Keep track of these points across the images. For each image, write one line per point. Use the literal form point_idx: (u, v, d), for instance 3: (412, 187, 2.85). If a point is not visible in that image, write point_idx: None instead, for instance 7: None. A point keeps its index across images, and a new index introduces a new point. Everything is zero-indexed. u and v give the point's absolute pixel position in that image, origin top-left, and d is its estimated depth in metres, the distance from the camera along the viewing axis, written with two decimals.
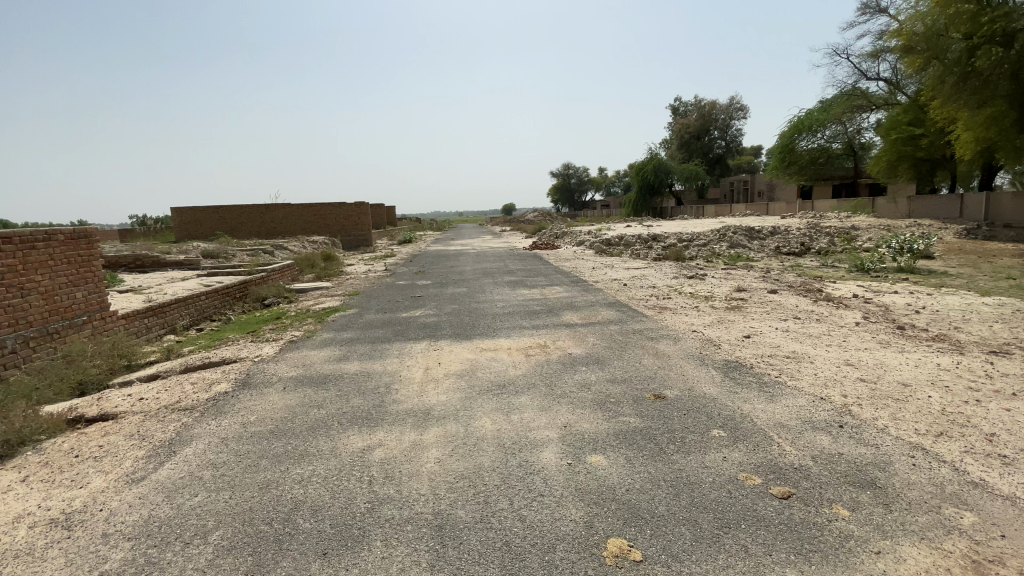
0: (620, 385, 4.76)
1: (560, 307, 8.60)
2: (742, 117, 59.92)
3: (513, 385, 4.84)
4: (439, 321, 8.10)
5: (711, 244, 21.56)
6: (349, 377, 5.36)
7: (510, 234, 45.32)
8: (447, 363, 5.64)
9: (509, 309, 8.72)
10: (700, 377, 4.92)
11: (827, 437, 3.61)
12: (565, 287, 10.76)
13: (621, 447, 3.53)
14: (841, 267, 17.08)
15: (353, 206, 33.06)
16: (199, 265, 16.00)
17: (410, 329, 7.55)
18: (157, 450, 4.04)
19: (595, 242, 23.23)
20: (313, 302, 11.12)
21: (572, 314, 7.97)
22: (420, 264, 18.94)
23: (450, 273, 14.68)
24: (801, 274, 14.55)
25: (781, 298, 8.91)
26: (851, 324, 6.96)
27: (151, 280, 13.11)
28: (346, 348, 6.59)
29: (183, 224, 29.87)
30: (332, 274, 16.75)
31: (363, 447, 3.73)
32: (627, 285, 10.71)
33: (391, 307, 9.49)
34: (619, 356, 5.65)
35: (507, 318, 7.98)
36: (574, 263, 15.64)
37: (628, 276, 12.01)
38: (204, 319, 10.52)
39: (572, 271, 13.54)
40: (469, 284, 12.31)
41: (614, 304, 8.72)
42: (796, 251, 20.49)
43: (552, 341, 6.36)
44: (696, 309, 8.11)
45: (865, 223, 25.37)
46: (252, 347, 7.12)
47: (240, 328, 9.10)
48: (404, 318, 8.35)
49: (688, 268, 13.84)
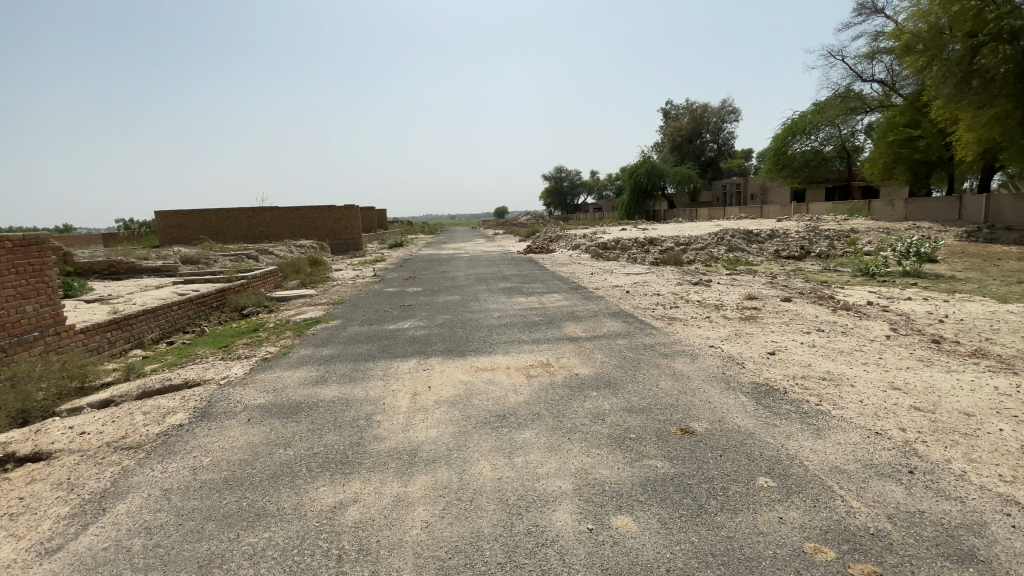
0: (639, 415, 4.10)
1: (561, 317, 7.94)
2: (734, 120, 59.90)
3: (514, 416, 4.17)
4: (430, 334, 7.40)
5: (709, 248, 21.04)
6: (324, 406, 4.67)
7: (502, 237, 44.65)
8: (438, 387, 4.95)
9: (506, 320, 8.06)
10: (728, 405, 4.28)
11: (898, 489, 2.98)
12: (564, 295, 10.11)
13: (651, 505, 2.87)
14: (845, 271, 16.60)
15: (342, 210, 32.26)
16: (177, 272, 15.20)
17: (397, 344, 6.85)
18: (84, 506, 3.33)
19: (591, 246, 22.65)
20: (295, 312, 10.38)
21: (575, 326, 7.32)
22: (411, 269, 18.21)
23: (442, 279, 13.97)
24: (806, 279, 14.02)
25: (796, 306, 8.32)
26: (881, 337, 6.36)
27: (123, 289, 12.31)
28: (324, 368, 5.88)
29: (167, 228, 28.95)
30: (318, 281, 15.98)
31: (334, 503, 3.05)
32: (630, 293, 10.08)
33: (378, 318, 8.77)
34: (633, 378, 4.99)
35: (503, 331, 7.31)
36: (572, 268, 15.01)
37: (629, 282, 11.40)
38: (175, 331, 9.77)
39: (570, 277, 12.91)
40: (463, 291, 11.62)
41: (619, 314, 8.08)
42: (796, 254, 20.03)
43: (556, 359, 5.70)
44: (708, 320, 7.49)
45: (864, 226, 25.02)
46: (219, 367, 6.38)
47: (212, 343, 8.36)
48: (392, 331, 7.65)
49: (691, 274, 13.26)
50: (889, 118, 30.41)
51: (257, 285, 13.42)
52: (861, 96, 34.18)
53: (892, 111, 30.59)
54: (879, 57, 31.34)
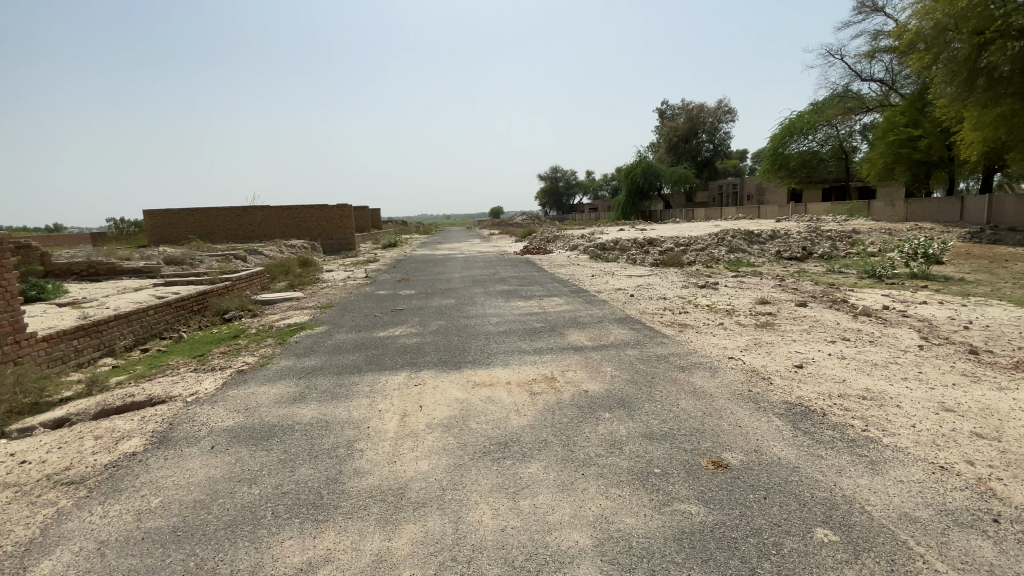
0: (662, 444, 3.57)
1: (564, 324, 7.40)
2: (730, 120, 59.67)
3: (518, 444, 3.61)
4: (423, 342, 6.84)
5: (710, 248, 20.56)
6: (301, 430, 4.09)
7: (497, 238, 44.05)
8: (430, 407, 4.40)
9: (505, 326, 7.50)
10: (762, 431, 3.75)
11: (988, 547, 2.48)
12: (565, 299, 9.58)
13: (692, 568, 2.34)
14: (851, 273, 16.17)
15: (334, 209, 31.57)
16: (159, 273, 14.52)
17: (387, 355, 6.28)
18: (2, 561, 2.73)
19: (589, 246, 22.13)
20: (279, 317, 9.77)
21: (580, 333, 6.77)
22: (404, 270, 17.61)
23: (435, 281, 13.40)
24: (814, 281, 13.56)
25: (814, 312, 7.82)
26: (914, 347, 5.87)
27: (98, 290, 11.62)
28: (304, 382, 5.30)
29: (155, 228, 28.19)
30: (307, 282, 15.36)
31: (305, 563, 2.50)
32: (635, 296, 9.55)
33: (368, 324, 8.19)
34: (650, 396, 4.45)
35: (502, 339, 6.75)
36: (571, 269, 14.49)
37: (633, 284, 10.89)
38: (150, 338, 9.14)
39: (570, 279, 12.38)
40: (458, 293, 11.06)
41: (627, 320, 7.55)
42: (798, 256, 19.61)
43: (561, 373, 5.16)
44: (723, 327, 6.96)
45: (865, 226, 24.66)
46: (189, 381, 5.77)
47: (188, 351, 7.75)
48: (381, 339, 7.07)
49: (696, 276, 12.75)
50: (889, 118, 30.14)
51: (242, 287, 12.79)
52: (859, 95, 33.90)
53: (892, 111, 30.31)
54: (879, 57, 31.06)
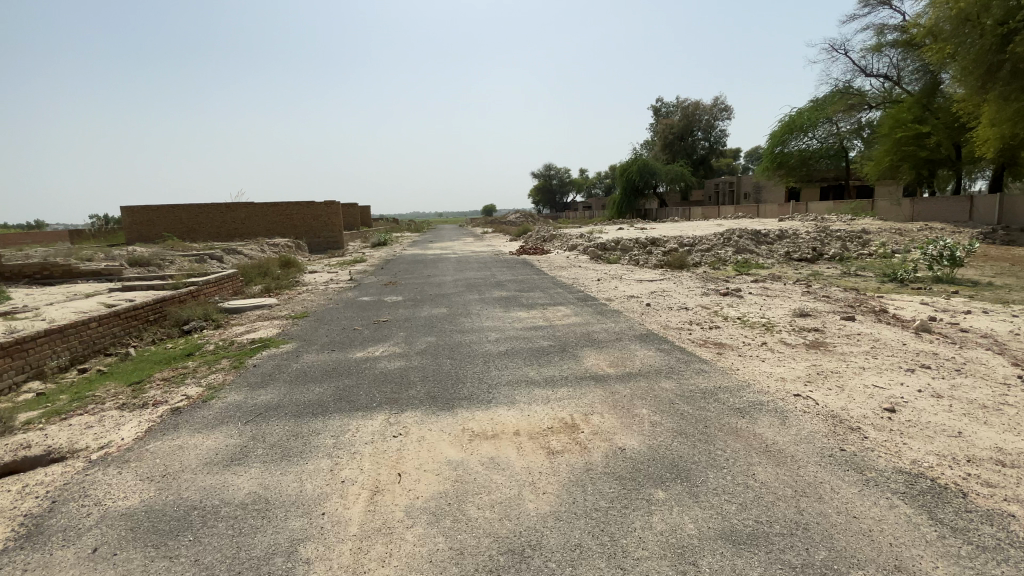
0: (759, 557, 2.39)
1: (578, 342, 6.23)
2: (726, 117, 58.74)
3: (541, 556, 2.43)
4: (408, 367, 5.62)
5: (716, 249, 19.50)
6: (229, 522, 2.89)
7: (490, 236, 42.58)
8: (412, 478, 3.20)
9: (506, 345, 6.31)
10: (892, 534, 2.60)
11: None
12: (573, 308, 8.38)
13: None
14: (869, 276, 15.15)
15: (321, 206, 30.17)
16: (121, 275, 13.19)
17: (362, 385, 5.05)
18: None
19: (590, 246, 21.01)
20: (245, 330, 8.48)
21: (599, 357, 5.58)
22: (393, 272, 16.35)
23: (426, 286, 12.16)
24: (836, 285, 12.49)
25: (866, 328, 6.67)
26: (1013, 378, 4.76)
27: (43, 297, 10.30)
28: (251, 431, 4.08)
29: (134, 225, 26.72)
30: (284, 286, 14.02)
31: None
32: (652, 305, 8.39)
33: (345, 340, 6.97)
34: (713, 461, 3.29)
35: (504, 363, 5.56)
36: (574, 272, 13.36)
37: (646, 291, 9.73)
38: (92, 356, 7.86)
39: (574, 284, 11.21)
40: (450, 301, 9.84)
41: (651, 337, 6.39)
42: (809, 257, 18.60)
43: (585, 418, 3.99)
44: (769, 349, 5.80)
45: (874, 226, 23.73)
46: (106, 427, 4.49)
47: (126, 376, 6.46)
48: (357, 363, 5.85)
49: (712, 280, 11.62)
50: (895, 114, 29.41)
51: (210, 293, 11.51)
52: (862, 92, 33.20)
53: (898, 108, 29.62)
54: (884, 52, 30.19)
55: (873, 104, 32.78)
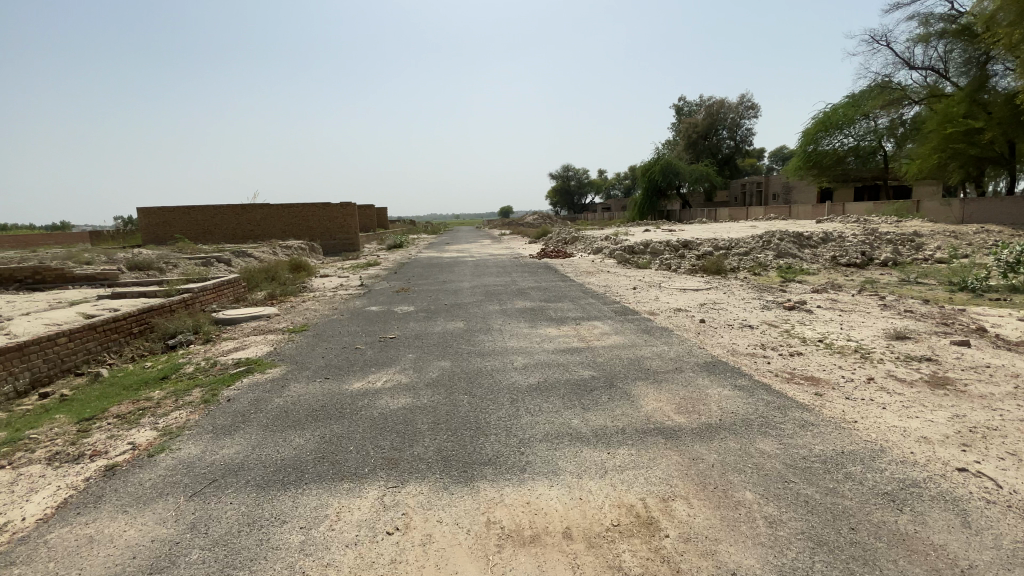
0: None
1: (628, 374, 4.96)
2: (753, 116, 56.72)
3: None
4: (416, 407, 4.41)
5: (754, 253, 18.03)
6: None
7: (510, 239, 41.43)
8: None
9: (536, 376, 5.05)
10: None
11: None
12: (613, 324, 7.14)
13: None
14: (934, 285, 13.56)
15: (338, 208, 29.38)
16: (117, 281, 12.33)
17: (355, 435, 3.85)
18: None
19: (616, 249, 19.70)
20: (234, 346, 7.39)
21: (660, 399, 4.28)
22: (406, 277, 15.26)
23: (442, 294, 11.01)
24: (905, 296, 11.01)
25: (991, 359, 5.30)
26: None
27: (27, 305, 9.44)
28: (191, 517, 2.93)
29: (150, 227, 26.19)
30: (290, 292, 13.02)
31: None
32: (707, 322, 7.11)
33: (342, 365, 5.80)
34: None
35: (536, 403, 4.31)
36: (605, 279, 12.10)
37: (693, 302, 8.46)
38: (59, 376, 6.87)
39: (607, 292, 9.96)
40: (469, 313, 8.67)
41: (720, 369, 5.07)
42: (858, 262, 17.04)
43: (667, 509, 2.74)
44: (883, 392, 4.44)
45: (925, 228, 21.88)
46: (15, 495, 3.40)
47: (83, 408, 5.39)
48: (353, 399, 4.66)
49: (765, 289, 10.26)
50: (943, 110, 27.41)
51: (207, 300, 10.52)
52: (904, 86, 31.18)
53: (945, 102, 27.61)
54: (931, 43, 28.23)
55: (916, 99, 30.76)
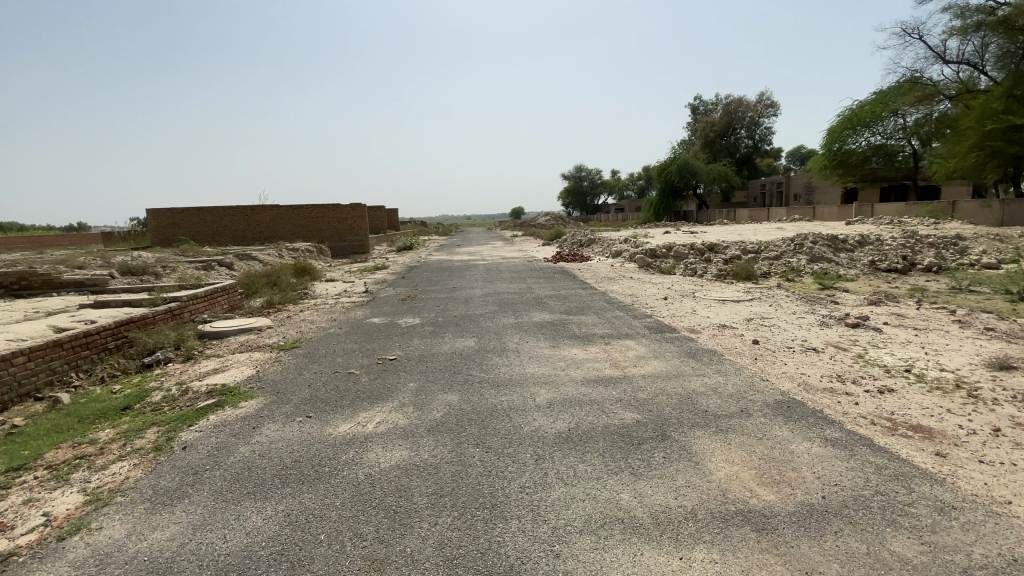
0: None
1: (682, 419, 3.95)
2: (772, 114, 55.11)
3: None
4: (412, 467, 3.38)
5: (785, 257, 16.86)
6: None
7: (522, 240, 40.42)
8: None
9: (565, 419, 4.03)
10: None
11: None
12: (648, 344, 6.14)
13: None
14: (991, 293, 12.30)
15: (348, 209, 28.63)
16: (107, 287, 11.59)
17: (329, 515, 2.87)
18: None
19: (637, 252, 18.66)
20: (215, 366, 6.52)
21: (733, 462, 3.28)
22: (415, 283, 14.32)
23: (451, 303, 10.05)
24: (967, 307, 9.84)
25: None
26: None
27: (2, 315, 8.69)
28: None
29: (159, 229, 25.71)
30: (290, 298, 12.17)
31: None
32: (762, 344, 6.06)
33: (330, 397, 4.83)
34: None
35: (571, 464, 3.29)
36: (631, 286, 11.09)
37: (737, 317, 7.42)
38: (15, 402, 6.01)
39: (635, 302, 8.94)
40: (481, 327, 7.69)
41: (799, 414, 4.03)
42: (899, 267, 15.79)
43: None
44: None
45: (969, 230, 20.38)
46: None
47: (22, 448, 4.53)
48: (332, 453, 3.65)
49: (813, 300, 9.16)
50: (983, 104, 25.80)
51: (197, 310, 9.66)
52: (937, 81, 29.56)
53: (983, 97, 25.96)
54: (970, 35, 26.60)
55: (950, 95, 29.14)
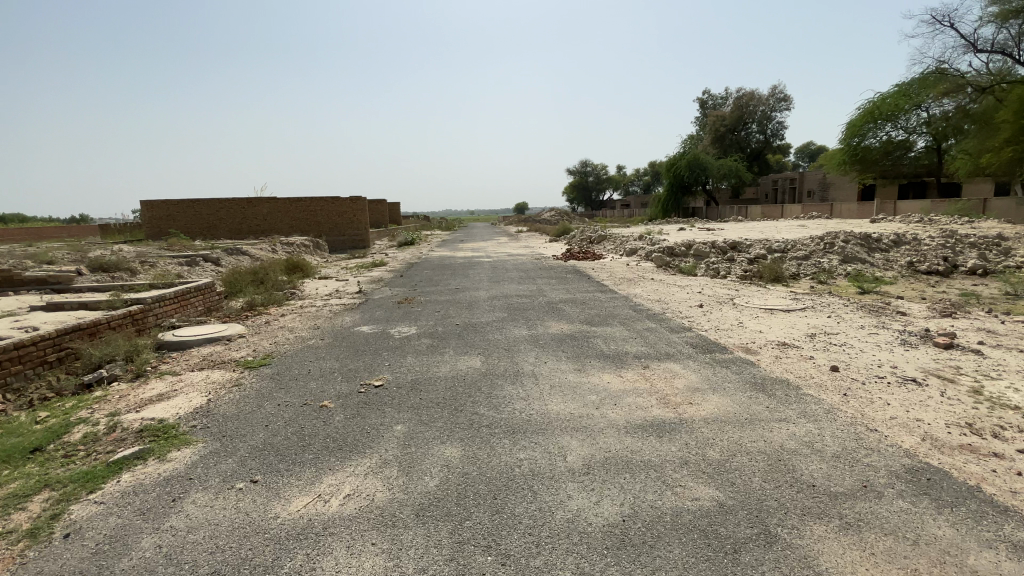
0: None
1: (785, 507, 2.72)
2: (785, 108, 53.42)
3: None
4: None
5: (815, 257, 15.56)
6: None
7: (526, 236, 39.05)
8: None
9: (614, 498, 2.81)
10: None
11: None
12: (698, 370, 4.88)
13: None
14: None
15: (347, 201, 27.34)
16: (70, 285, 10.37)
17: None
18: None
19: (653, 250, 17.37)
20: (164, 388, 5.30)
21: None
22: (413, 282, 13.06)
23: (452, 309, 8.80)
24: None
25: None
26: None
27: None
28: None
29: (152, 221, 24.50)
30: (275, 299, 10.94)
31: None
32: (843, 373, 4.82)
33: (290, 446, 3.61)
34: None
35: None
36: (656, 290, 9.87)
37: (797, 332, 6.17)
38: None
39: (667, 311, 7.68)
40: (487, 340, 6.44)
41: (954, 507, 2.78)
42: (941, 269, 14.51)
43: None
44: None
45: (1008, 230, 18.98)
46: None
47: None
48: (266, 562, 2.40)
49: (873, 309, 7.89)
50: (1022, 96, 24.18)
51: (162, 314, 8.41)
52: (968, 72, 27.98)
53: (1019, 88, 24.29)
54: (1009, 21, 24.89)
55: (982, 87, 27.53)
